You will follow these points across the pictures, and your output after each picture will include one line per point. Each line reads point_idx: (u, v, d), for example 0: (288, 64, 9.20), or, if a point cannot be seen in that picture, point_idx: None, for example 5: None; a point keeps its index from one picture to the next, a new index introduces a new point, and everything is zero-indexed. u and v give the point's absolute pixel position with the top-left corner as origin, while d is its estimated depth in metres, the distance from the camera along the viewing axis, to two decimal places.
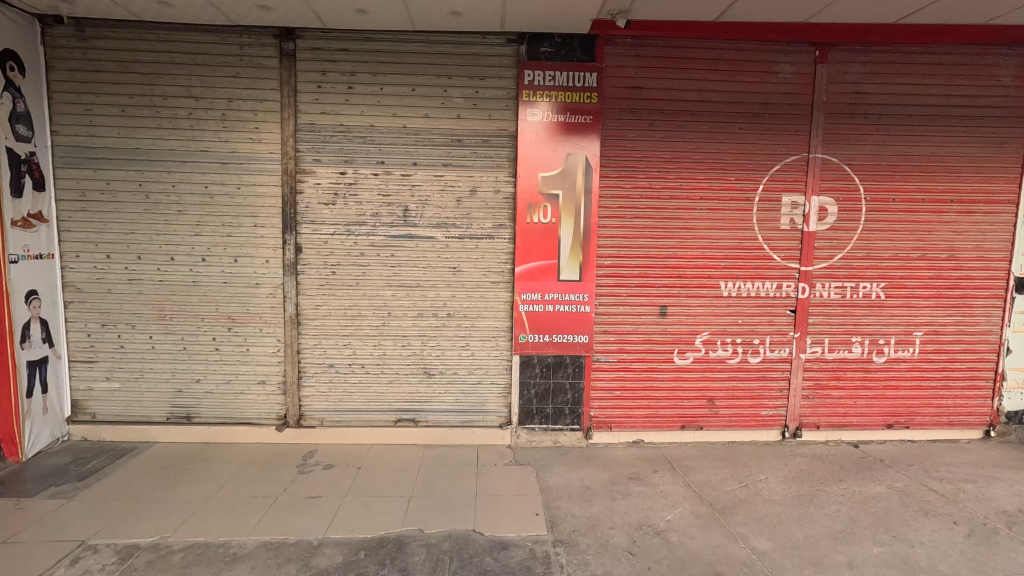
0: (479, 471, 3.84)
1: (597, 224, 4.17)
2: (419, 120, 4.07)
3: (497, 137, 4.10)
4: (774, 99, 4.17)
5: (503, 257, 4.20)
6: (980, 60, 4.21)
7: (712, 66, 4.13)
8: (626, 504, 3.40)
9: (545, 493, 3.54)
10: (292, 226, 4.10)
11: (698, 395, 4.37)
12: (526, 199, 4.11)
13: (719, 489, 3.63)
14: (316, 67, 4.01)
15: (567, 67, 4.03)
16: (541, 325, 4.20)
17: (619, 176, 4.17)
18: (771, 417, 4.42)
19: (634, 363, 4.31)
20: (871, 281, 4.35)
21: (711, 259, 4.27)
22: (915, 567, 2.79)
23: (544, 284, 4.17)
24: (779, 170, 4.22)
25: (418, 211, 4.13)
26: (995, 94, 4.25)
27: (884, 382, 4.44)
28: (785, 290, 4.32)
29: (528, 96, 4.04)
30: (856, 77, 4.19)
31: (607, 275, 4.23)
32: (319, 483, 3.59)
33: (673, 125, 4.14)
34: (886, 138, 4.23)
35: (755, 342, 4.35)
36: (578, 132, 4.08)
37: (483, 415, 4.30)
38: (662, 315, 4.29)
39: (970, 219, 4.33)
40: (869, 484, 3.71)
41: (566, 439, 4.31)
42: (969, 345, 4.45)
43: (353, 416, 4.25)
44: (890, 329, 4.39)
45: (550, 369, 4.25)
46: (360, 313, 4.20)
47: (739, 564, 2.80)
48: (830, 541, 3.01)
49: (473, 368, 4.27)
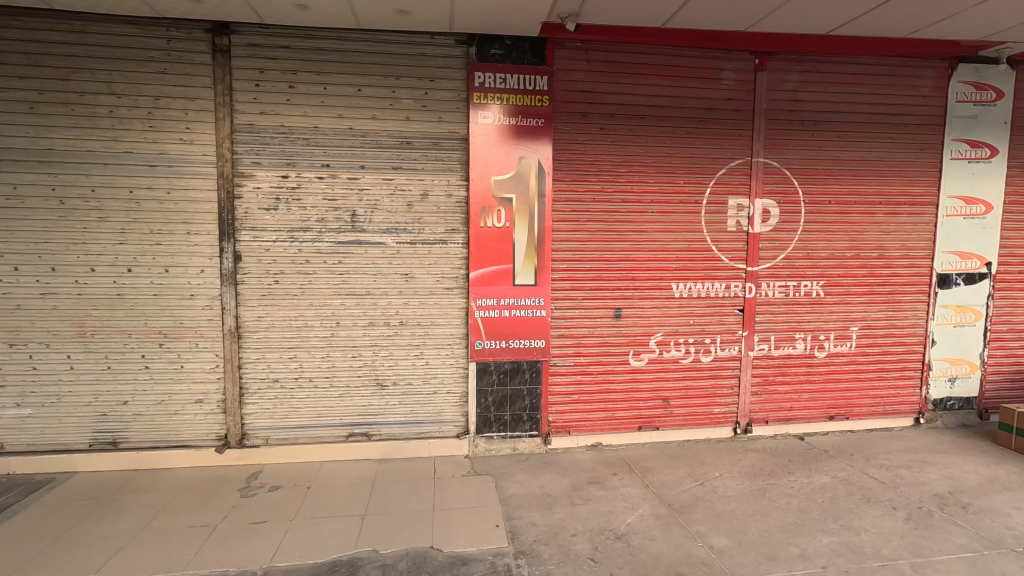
0: (436, 483, 3.73)
1: (552, 227, 4.15)
2: (366, 121, 3.91)
3: (448, 139, 4.00)
4: (719, 104, 4.27)
5: (456, 262, 4.10)
6: (905, 70, 4.46)
7: (660, 71, 4.17)
8: (587, 510, 3.38)
9: (504, 503, 3.47)
10: (230, 233, 3.86)
11: (654, 397, 4.41)
12: (479, 203, 4.03)
13: (676, 488, 3.67)
14: (254, 65, 3.78)
15: (517, 70, 3.98)
16: (497, 331, 4.13)
17: (571, 179, 4.15)
18: (723, 414, 4.52)
19: (590, 366, 4.31)
20: (812, 280, 4.52)
21: (663, 261, 4.32)
22: (862, 554, 2.89)
23: (499, 289, 4.10)
24: (725, 173, 4.33)
25: (366, 216, 3.98)
26: (918, 104, 4.51)
27: (826, 376, 4.63)
28: (733, 290, 4.43)
29: (479, 99, 3.96)
30: (794, 85, 4.34)
31: (562, 279, 4.21)
32: (263, 507, 3.38)
33: (623, 129, 4.17)
34: (824, 142, 4.41)
35: (706, 342, 4.44)
36: (530, 135, 4.04)
37: (439, 425, 4.19)
38: (617, 317, 4.31)
39: (899, 220, 4.58)
40: (816, 475, 3.85)
41: (524, 446, 4.26)
42: (900, 337, 4.70)
43: (301, 433, 4.05)
44: (829, 325, 4.58)
45: (507, 376, 4.19)
46: (306, 323, 4.00)
47: (699, 563, 2.82)
48: (784, 534, 3.09)
49: (428, 378, 4.15)
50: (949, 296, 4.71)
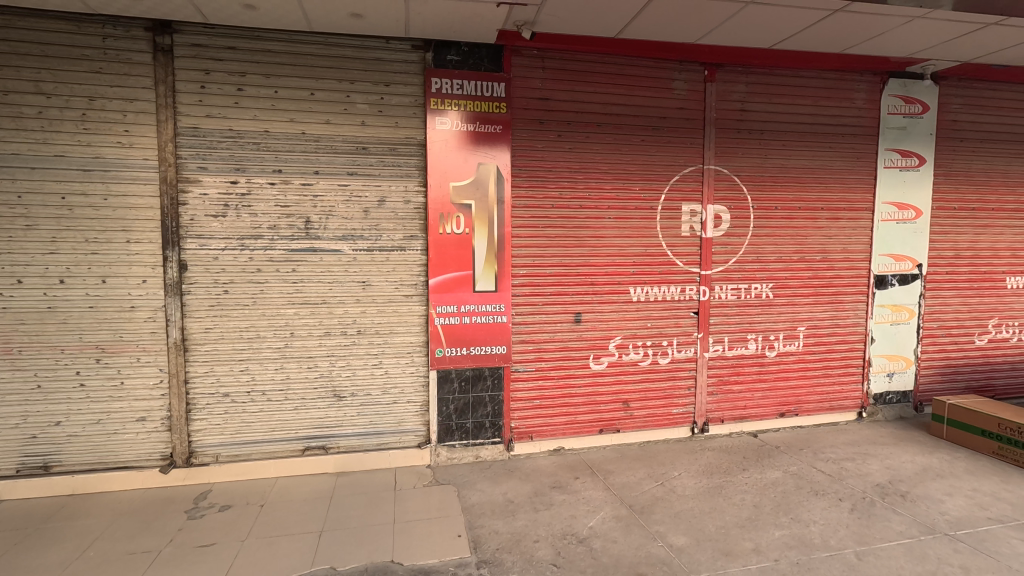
0: (397, 495, 3.65)
1: (511, 233, 4.16)
2: (320, 126, 3.82)
3: (405, 145, 3.95)
4: (672, 113, 4.40)
5: (415, 269, 4.04)
6: (842, 83, 4.72)
7: (615, 80, 4.26)
8: (549, 515, 3.38)
9: (467, 512, 3.43)
10: (174, 241, 3.68)
11: (614, 399, 4.47)
12: (437, 209, 4.00)
13: (637, 489, 3.73)
14: (199, 66, 3.63)
15: (474, 76, 3.98)
16: (457, 338, 4.10)
17: (530, 185, 4.18)
18: (681, 414, 4.63)
19: (552, 371, 4.33)
20: (762, 282, 4.71)
21: (620, 266, 4.40)
22: (811, 545, 3.01)
23: (459, 296, 4.07)
24: (678, 180, 4.46)
25: (321, 223, 3.88)
26: (854, 115, 4.78)
27: (776, 374, 4.82)
28: (688, 293, 4.56)
29: (436, 104, 3.93)
30: (741, 96, 4.52)
31: (523, 284, 4.22)
32: (212, 528, 3.22)
33: (580, 136, 4.23)
34: (770, 150, 4.61)
35: (664, 344, 4.54)
36: (488, 142, 4.05)
37: (400, 435, 4.11)
38: (577, 321, 4.36)
39: (839, 224, 4.83)
40: (768, 470, 4.00)
41: (487, 453, 4.24)
42: (843, 336, 4.95)
43: (253, 448, 3.89)
44: (779, 325, 4.78)
45: (468, 383, 4.16)
46: (258, 334, 3.85)
47: (658, 563, 2.86)
48: (739, 530, 3.18)
49: (387, 388, 4.06)
50: (886, 296, 5.01)
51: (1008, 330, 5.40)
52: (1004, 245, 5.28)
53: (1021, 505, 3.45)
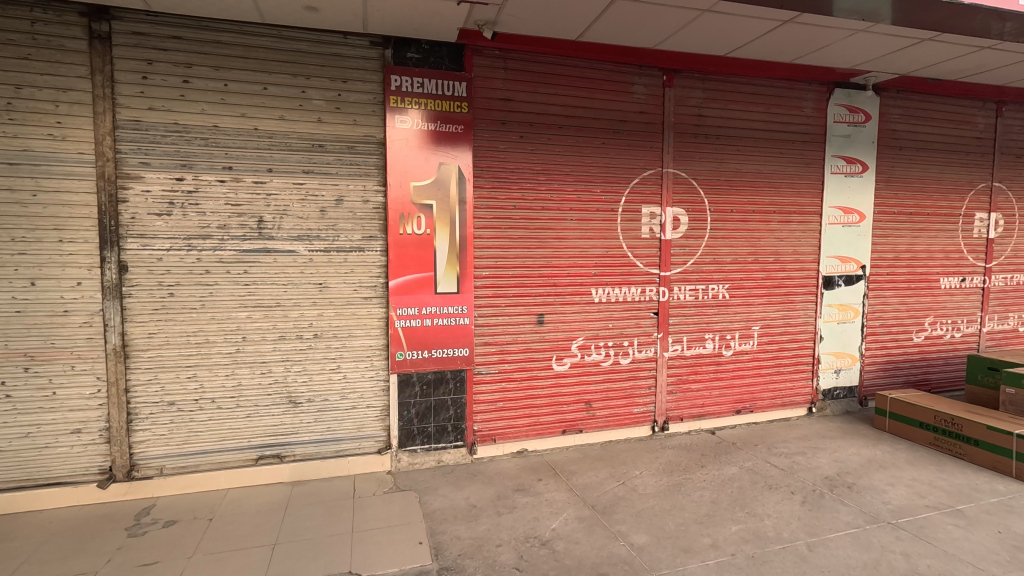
0: (356, 503, 3.54)
1: (473, 234, 4.12)
2: (274, 122, 3.67)
3: (364, 143, 3.85)
4: (631, 117, 4.46)
5: (375, 271, 3.94)
6: (792, 92, 4.91)
7: (577, 83, 4.29)
8: (512, 519, 3.36)
9: (428, 518, 3.36)
10: (113, 241, 3.46)
11: (576, 400, 4.49)
12: (397, 210, 3.91)
13: (599, 489, 3.75)
14: (140, 56, 3.43)
15: (435, 74, 3.92)
16: (418, 340, 4.02)
17: (492, 186, 4.15)
18: (642, 413, 4.70)
19: (514, 373, 4.31)
20: (718, 283, 4.84)
21: (582, 267, 4.43)
22: (765, 538, 3.10)
23: (420, 298, 4.00)
24: (638, 183, 4.53)
25: (274, 222, 3.73)
26: (803, 123, 4.98)
27: (732, 372, 4.96)
28: (648, 294, 4.64)
29: (396, 102, 3.85)
30: (698, 101, 4.64)
31: (485, 286, 4.19)
32: (155, 545, 3.04)
33: (542, 137, 4.24)
34: (725, 155, 4.75)
35: (625, 344, 4.60)
36: (449, 141, 4.00)
37: (359, 441, 4.00)
38: (539, 323, 4.35)
39: (789, 227, 5.03)
40: (725, 466, 4.10)
41: (449, 457, 4.17)
42: (794, 334, 5.14)
43: (202, 459, 3.70)
44: (734, 325, 4.92)
45: (430, 387, 4.09)
46: (207, 339, 3.66)
47: (620, 563, 2.88)
48: (697, 526, 3.24)
49: (346, 393, 3.94)
50: (833, 297, 5.24)
51: (942, 328, 5.75)
52: (939, 247, 5.62)
53: (956, 493, 3.66)
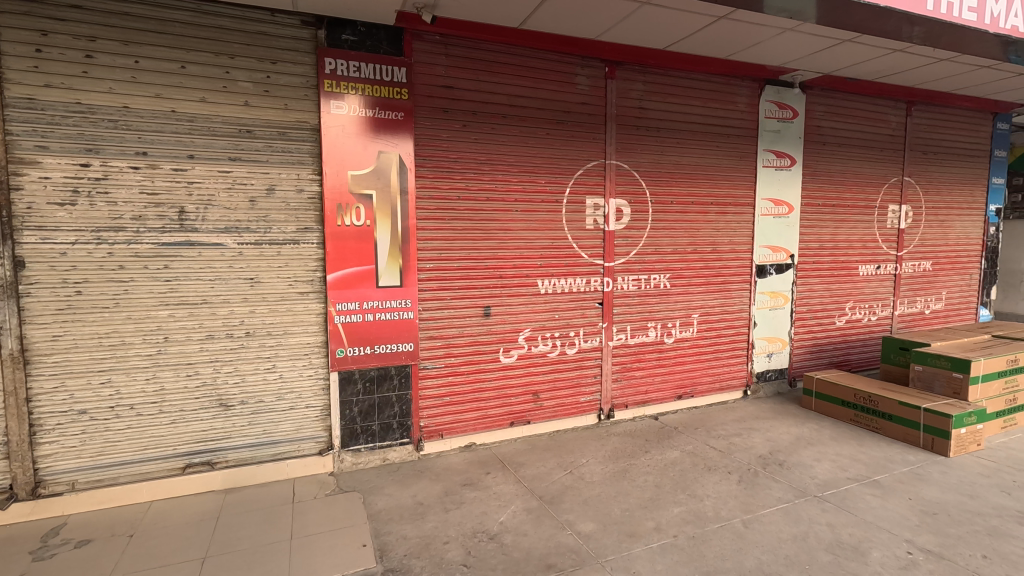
0: (296, 509, 3.37)
1: (416, 225, 4.00)
2: (194, 104, 3.39)
3: (296, 130, 3.64)
4: (575, 108, 4.47)
5: (312, 264, 3.75)
6: (727, 87, 5.08)
7: (520, 72, 4.23)
8: (459, 514, 3.31)
9: (373, 519, 3.25)
10: (5, 234, 3.09)
11: (524, 391, 4.49)
12: (335, 200, 3.73)
13: (547, 480, 3.77)
14: (33, 25, 3.06)
15: (373, 58, 3.76)
16: (360, 337, 3.87)
17: (435, 176, 4.04)
18: (589, 402, 4.77)
19: (461, 366, 4.25)
20: (660, 273, 4.97)
21: (528, 259, 4.42)
22: (705, 518, 3.22)
23: (361, 292, 3.85)
24: (582, 174, 4.55)
25: (198, 214, 3.46)
26: (737, 118, 5.17)
27: (674, 358, 5.12)
28: (593, 284, 4.69)
29: (331, 87, 3.65)
30: (639, 94, 4.71)
31: (430, 279, 4.09)
32: (65, 568, 2.76)
33: (486, 127, 4.16)
34: (665, 148, 4.86)
35: (571, 335, 4.63)
36: (389, 129, 3.85)
37: (298, 443, 3.81)
38: (486, 315, 4.30)
39: (725, 218, 5.22)
40: (668, 450, 4.23)
41: (395, 455, 4.07)
42: (730, 321, 5.37)
43: (121, 470, 3.40)
44: (675, 314, 5.08)
45: (373, 384, 3.95)
46: (123, 341, 3.36)
47: (568, 552, 2.90)
48: (642, 510, 3.32)
49: (282, 394, 3.74)
50: (765, 284, 5.51)
51: (861, 312, 6.19)
52: (857, 237, 6.03)
53: (873, 465, 3.95)
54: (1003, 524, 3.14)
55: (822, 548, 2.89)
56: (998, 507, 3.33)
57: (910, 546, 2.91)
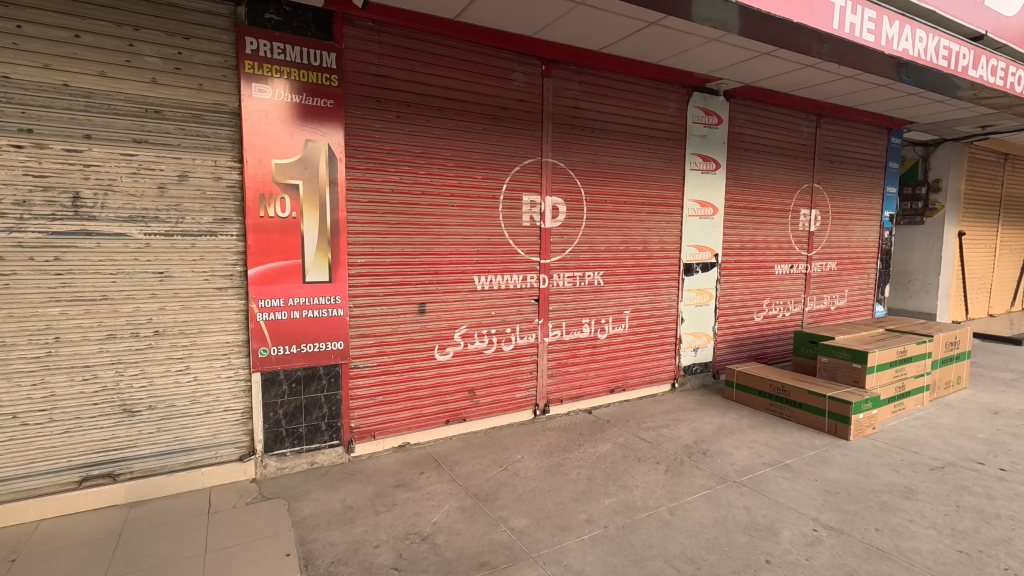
0: (211, 520, 3.13)
1: (346, 218, 3.84)
2: (92, 79, 3.06)
3: (213, 112, 3.37)
4: (511, 104, 4.46)
5: (231, 258, 3.50)
6: (658, 91, 5.27)
7: (456, 64, 4.16)
8: (391, 517, 3.22)
9: (297, 527, 3.09)
10: None
11: (459, 389, 4.44)
12: (257, 189, 3.50)
13: (481, 477, 3.75)
14: None
15: (299, 41, 3.56)
16: (285, 335, 3.67)
17: (367, 168, 3.89)
18: (524, 398, 4.80)
19: (394, 365, 4.13)
20: (594, 271, 5.08)
21: (464, 255, 4.37)
22: (634, 508, 3.33)
23: (286, 288, 3.65)
24: (519, 171, 4.56)
25: (96, 200, 3.12)
26: (667, 122, 5.38)
27: (607, 353, 5.26)
28: (529, 281, 4.71)
29: (252, 68, 3.42)
30: (575, 94, 4.77)
31: (361, 274, 3.93)
32: None
33: (421, 119, 4.06)
34: (599, 148, 4.96)
35: (507, 331, 4.64)
36: (317, 117, 3.67)
37: (214, 450, 3.55)
38: (420, 312, 4.21)
39: (655, 218, 5.42)
40: (600, 443, 4.34)
41: (323, 458, 3.89)
42: (660, 317, 5.59)
43: (2, 488, 3.02)
44: (608, 310, 5.22)
45: (299, 385, 3.76)
46: (3, 342, 2.98)
47: (501, 549, 2.89)
48: (574, 503, 3.38)
49: (197, 397, 3.47)
50: (691, 282, 5.78)
51: (776, 308, 6.65)
52: (774, 239, 6.47)
53: (785, 450, 4.25)
54: (893, 499, 3.47)
55: (739, 530, 3.07)
56: (889, 484, 3.69)
57: (815, 523, 3.16)
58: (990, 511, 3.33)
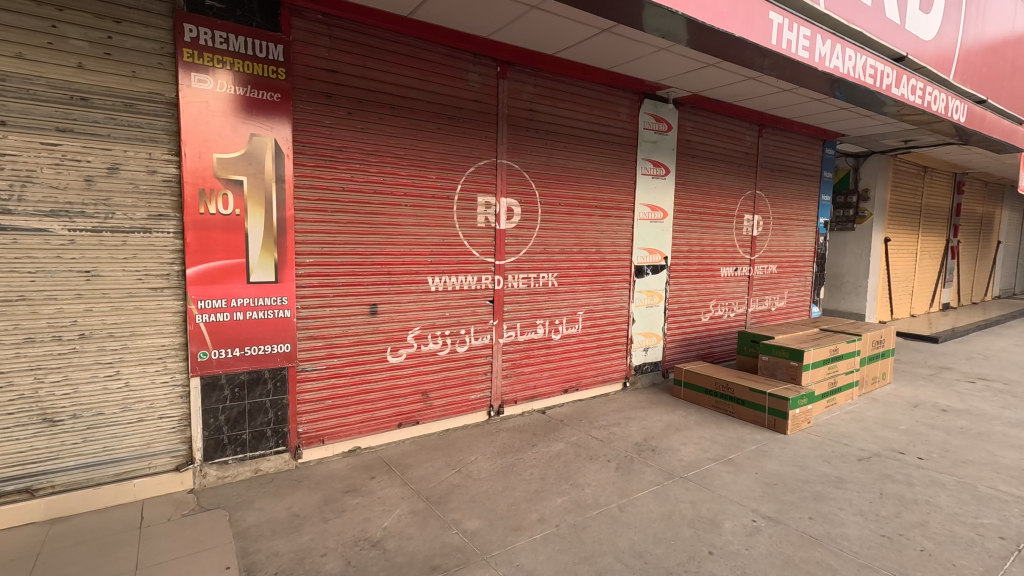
0: (144, 534, 2.95)
1: (293, 216, 3.71)
2: (7, 61, 2.81)
3: (147, 102, 3.18)
4: (466, 105, 4.44)
5: (167, 256, 3.30)
6: (610, 97, 5.38)
7: (410, 63, 4.11)
8: (340, 523, 3.13)
9: (239, 538, 2.96)
10: None
11: (413, 391, 4.38)
12: (196, 184, 3.33)
13: (434, 480, 3.70)
14: None
15: (244, 31, 3.41)
16: (226, 337, 3.50)
17: (316, 165, 3.78)
18: (478, 399, 4.79)
19: (345, 367, 4.03)
20: (548, 272, 5.13)
21: (418, 255, 4.31)
22: (585, 506, 3.39)
23: (228, 289, 3.48)
24: (473, 172, 4.55)
25: (12, 192, 2.88)
26: (619, 127, 5.50)
27: (561, 353, 5.33)
28: (484, 282, 4.71)
29: (191, 57, 3.24)
30: (530, 96, 4.81)
31: (310, 275, 3.81)
32: None
33: (373, 117, 3.98)
34: (553, 151, 5.03)
35: (462, 333, 4.61)
36: (263, 111, 3.53)
37: (148, 460, 3.34)
38: (372, 313, 4.12)
39: (608, 221, 5.54)
40: (553, 443, 4.39)
41: (268, 465, 3.74)
42: (612, 318, 5.72)
43: None
44: (562, 311, 5.28)
45: (242, 389, 3.60)
46: None
47: (452, 552, 2.87)
48: (527, 503, 3.40)
49: (129, 404, 3.26)
50: (642, 284, 5.95)
51: (722, 309, 6.93)
52: (719, 242, 6.75)
53: (728, 445, 4.43)
54: (825, 488, 3.69)
55: (685, 524, 3.18)
56: (822, 474, 3.92)
57: (755, 514, 3.31)
58: (909, 496, 3.60)
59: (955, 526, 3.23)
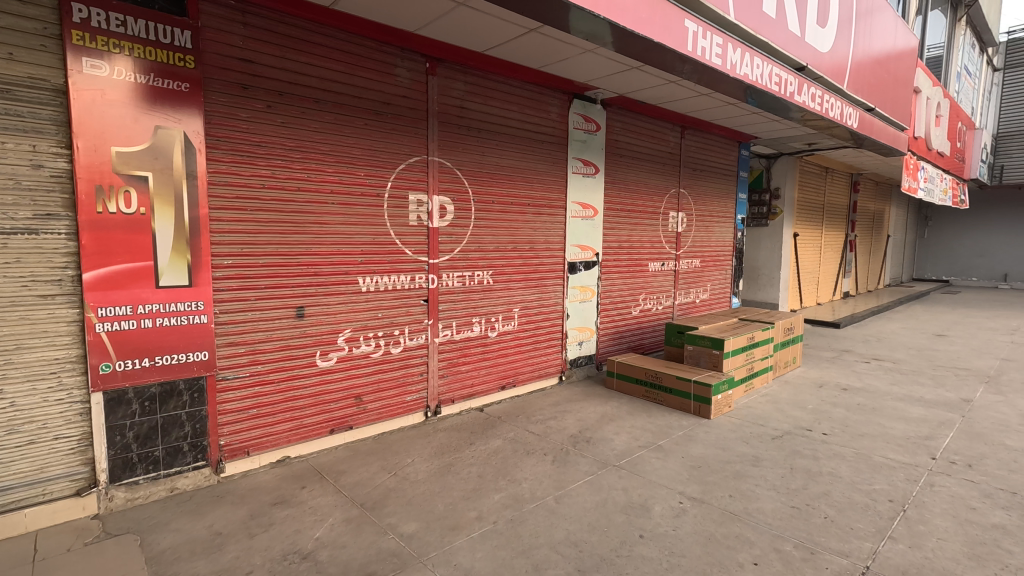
0: (38, 569, 2.66)
1: (207, 215, 3.46)
2: None
3: (28, 88, 2.84)
4: (394, 100, 4.34)
5: (59, 260, 2.98)
6: (540, 96, 5.45)
7: (335, 55, 3.96)
8: (267, 538, 2.97)
9: (152, 563, 2.74)
10: None
11: (345, 395, 4.24)
12: (93, 181, 3.03)
13: (369, 485, 3.61)
14: None
15: (144, 14, 3.14)
16: (133, 347, 3.22)
17: (232, 160, 3.55)
18: (414, 400, 4.71)
19: (270, 374, 3.82)
20: (483, 270, 5.14)
21: (348, 255, 4.17)
22: (523, 500, 3.43)
23: (133, 294, 3.20)
24: (404, 169, 4.45)
25: None
26: (550, 126, 5.59)
27: (497, 350, 5.35)
28: (417, 282, 4.63)
29: (82, 39, 2.94)
30: (460, 94, 4.78)
31: (228, 277, 3.58)
32: None
33: (294, 111, 3.80)
34: (485, 149, 5.03)
35: (396, 333, 4.52)
36: (170, 102, 3.27)
37: (41, 486, 3.01)
38: (298, 317, 3.94)
39: (541, 218, 5.63)
40: (491, 440, 4.41)
41: (185, 482, 3.48)
42: (547, 313, 5.82)
43: None
44: (497, 308, 5.31)
45: (153, 403, 3.33)
46: None
47: (388, 557, 2.81)
48: (464, 502, 3.39)
49: (16, 426, 2.92)
50: (575, 280, 6.10)
51: (650, 302, 7.25)
52: (647, 239, 7.05)
53: (657, 432, 4.65)
54: (743, 467, 3.96)
55: (617, 510, 3.30)
56: (741, 454, 4.20)
57: (681, 496, 3.50)
58: (815, 469, 3.94)
59: (853, 493, 3.58)
